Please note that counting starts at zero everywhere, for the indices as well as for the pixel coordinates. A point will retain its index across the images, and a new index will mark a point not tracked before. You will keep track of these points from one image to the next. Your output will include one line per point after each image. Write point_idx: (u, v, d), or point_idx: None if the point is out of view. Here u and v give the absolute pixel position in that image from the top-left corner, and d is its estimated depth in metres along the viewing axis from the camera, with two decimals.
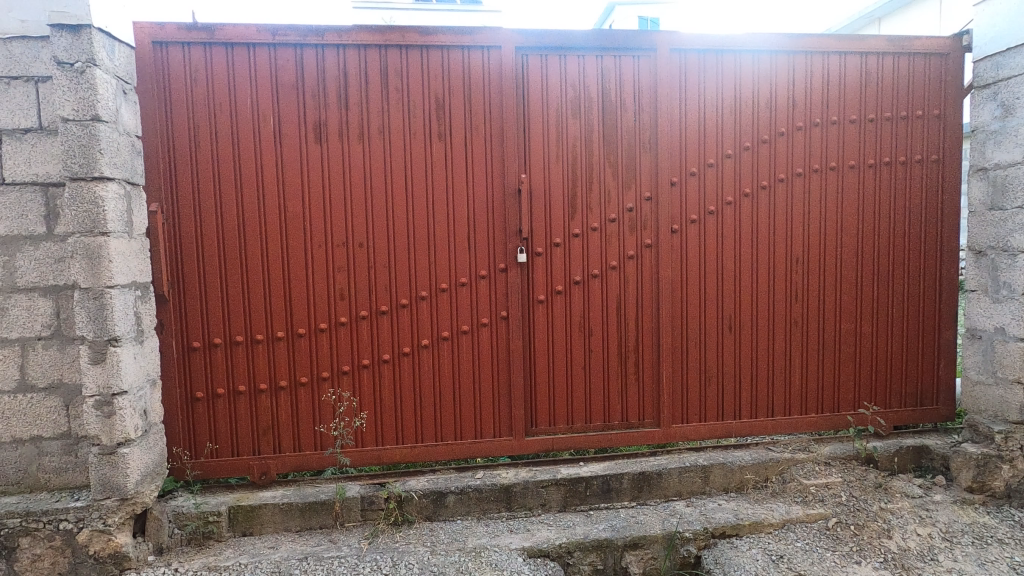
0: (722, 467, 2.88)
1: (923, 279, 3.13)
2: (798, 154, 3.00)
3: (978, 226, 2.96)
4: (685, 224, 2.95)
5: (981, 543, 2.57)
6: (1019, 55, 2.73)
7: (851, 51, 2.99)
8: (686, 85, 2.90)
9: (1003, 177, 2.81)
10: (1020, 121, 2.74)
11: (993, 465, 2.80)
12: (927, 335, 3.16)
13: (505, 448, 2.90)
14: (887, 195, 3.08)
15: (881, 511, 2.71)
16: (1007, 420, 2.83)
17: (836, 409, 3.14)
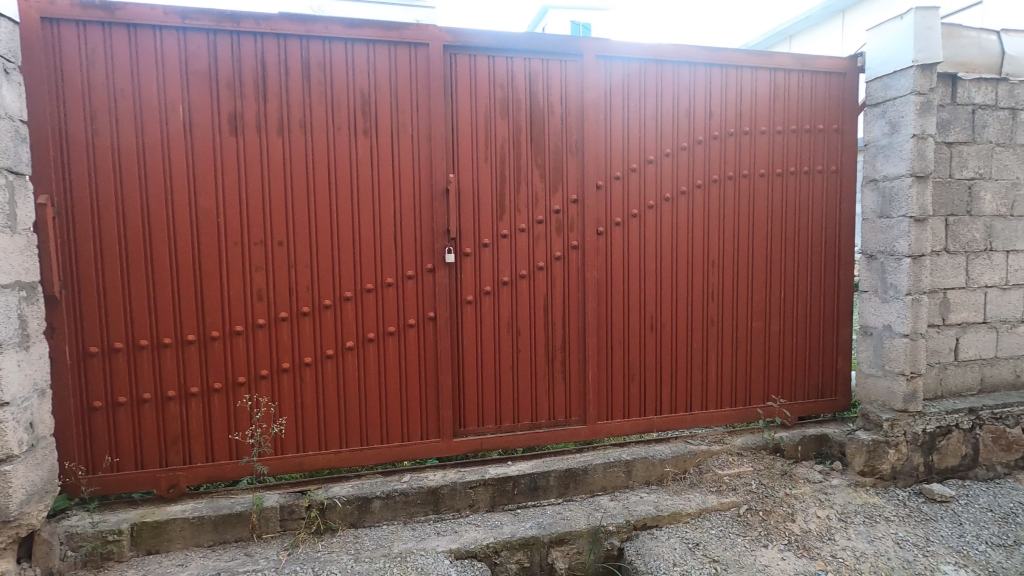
0: (644, 461, 2.99)
1: (824, 281, 3.39)
2: (714, 162, 3.16)
3: (870, 232, 3.24)
4: (610, 226, 3.04)
5: (871, 522, 2.81)
6: (904, 78, 3.01)
7: (762, 66, 3.19)
8: (612, 92, 2.99)
9: (891, 187, 3.09)
10: (904, 138, 3.02)
11: (882, 450, 3.07)
12: (827, 332, 3.43)
13: (433, 450, 2.87)
14: (792, 202, 3.30)
15: (786, 496, 2.91)
16: (894, 409, 3.11)
17: (748, 403, 3.34)
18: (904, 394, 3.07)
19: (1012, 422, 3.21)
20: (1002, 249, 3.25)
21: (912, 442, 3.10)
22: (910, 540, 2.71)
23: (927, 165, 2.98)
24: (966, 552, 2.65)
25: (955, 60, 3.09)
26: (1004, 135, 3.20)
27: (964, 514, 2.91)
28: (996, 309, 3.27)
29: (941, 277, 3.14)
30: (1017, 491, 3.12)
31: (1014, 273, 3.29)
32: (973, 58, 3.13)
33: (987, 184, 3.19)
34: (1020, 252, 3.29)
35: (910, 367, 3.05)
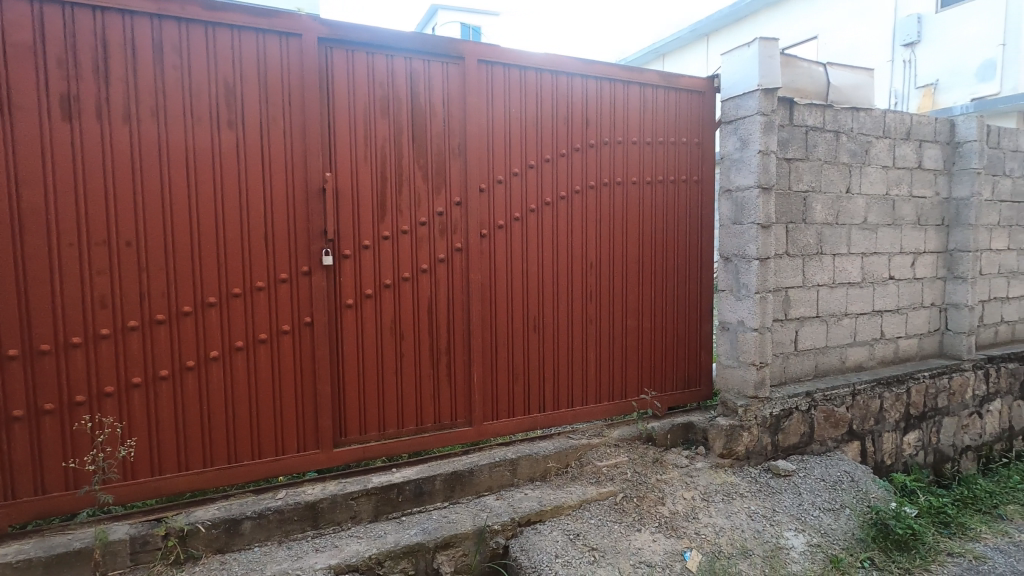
0: (528, 458, 3.06)
1: (688, 281, 3.69)
2: (591, 168, 3.33)
3: (726, 237, 3.59)
4: (493, 229, 3.08)
5: (729, 499, 3.12)
6: (751, 99, 3.37)
7: (632, 81, 3.41)
8: (494, 96, 3.03)
9: (742, 197, 3.44)
10: (752, 153, 3.38)
11: (737, 433, 3.40)
12: (691, 328, 3.74)
13: (311, 463, 2.73)
14: (660, 208, 3.56)
15: (658, 482, 3.13)
16: (747, 396, 3.47)
17: (624, 396, 3.54)
18: (755, 382, 3.43)
19: (839, 402, 3.71)
20: (830, 252, 3.76)
21: (762, 424, 3.47)
22: (760, 513, 3.06)
23: (769, 178, 3.36)
24: (804, 518, 3.08)
25: (792, 86, 3.56)
26: (830, 154, 3.70)
27: (802, 485, 3.34)
28: (825, 305, 3.77)
29: (783, 277, 3.56)
30: (843, 461, 3.62)
31: (839, 273, 3.81)
32: (806, 85, 3.63)
33: (818, 195, 3.67)
34: (843, 255, 3.82)
35: (759, 357, 3.42)
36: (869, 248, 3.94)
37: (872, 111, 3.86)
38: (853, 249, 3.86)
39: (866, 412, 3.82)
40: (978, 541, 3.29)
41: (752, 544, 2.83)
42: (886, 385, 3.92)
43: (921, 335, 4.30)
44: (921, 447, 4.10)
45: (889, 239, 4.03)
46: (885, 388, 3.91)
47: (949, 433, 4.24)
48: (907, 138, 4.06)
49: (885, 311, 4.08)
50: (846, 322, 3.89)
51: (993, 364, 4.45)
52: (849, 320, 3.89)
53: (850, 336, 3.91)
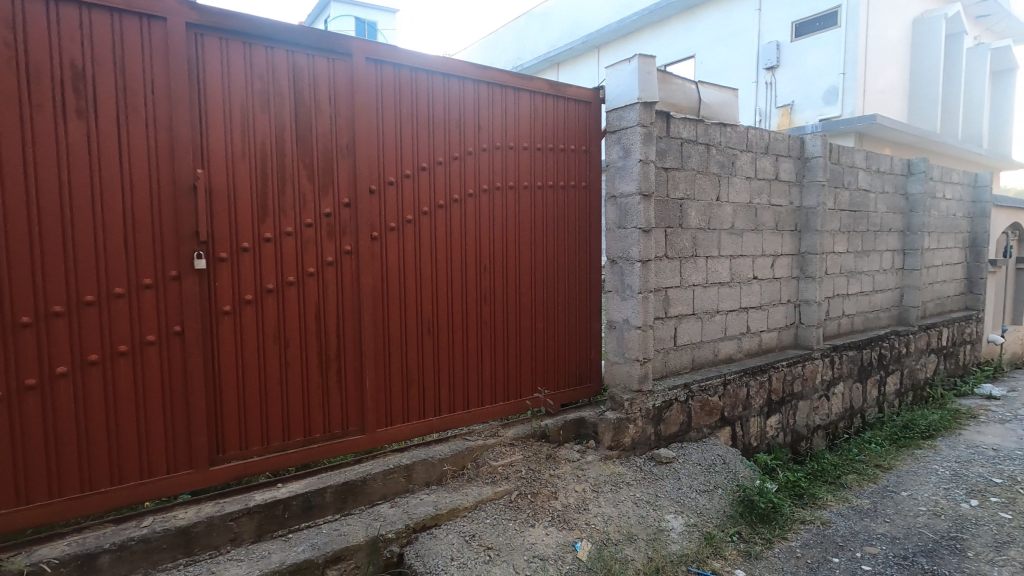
0: (424, 462, 3.03)
1: (578, 282, 3.86)
2: (483, 172, 3.37)
3: (612, 240, 3.79)
4: (385, 231, 3.02)
5: (616, 488, 3.30)
6: (632, 111, 3.59)
7: (523, 88, 3.51)
8: (384, 96, 2.98)
9: (625, 203, 3.66)
10: (633, 162, 3.60)
11: (624, 426, 3.60)
12: (581, 327, 3.90)
13: (183, 485, 2.50)
14: (550, 212, 3.69)
15: (551, 477, 3.24)
16: (632, 389, 3.68)
17: (518, 396, 3.62)
18: (639, 376, 3.66)
19: (712, 392, 4.05)
20: (703, 255, 4.10)
21: (646, 415, 3.69)
22: (644, 499, 3.27)
23: (649, 186, 3.60)
24: (683, 501, 3.36)
25: (669, 101, 3.84)
26: (702, 165, 4.04)
27: (681, 470, 3.61)
28: (700, 303, 4.11)
29: (663, 278, 3.83)
30: (716, 446, 3.97)
31: (711, 274, 4.17)
32: (680, 100, 3.94)
33: (692, 203, 3.99)
34: (714, 257, 4.18)
35: (642, 353, 3.65)
36: (736, 251, 4.34)
37: (737, 127, 4.27)
38: (722, 252, 4.24)
39: (735, 400, 4.21)
40: (825, 509, 3.75)
41: (637, 529, 3.02)
42: (752, 374, 4.34)
43: (780, 328, 4.82)
44: (781, 429, 4.59)
45: (753, 242, 4.48)
46: (751, 376, 4.33)
47: (804, 415, 4.78)
48: (766, 152, 4.53)
49: (750, 307, 4.52)
50: (718, 318, 4.26)
51: (837, 352, 5.09)
52: (720, 316, 4.27)
53: (721, 331, 4.29)
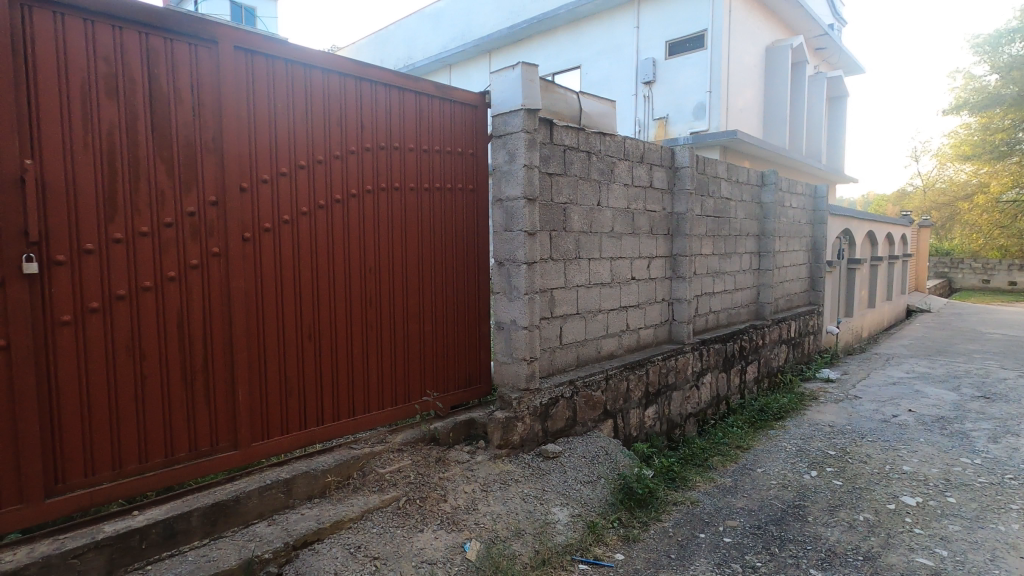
0: (305, 475, 2.88)
1: (466, 284, 3.89)
2: (367, 172, 3.28)
3: (499, 243, 3.86)
4: (258, 232, 2.83)
5: (505, 486, 3.36)
6: (517, 117, 3.68)
7: (407, 89, 3.46)
8: (256, 88, 2.79)
9: (511, 207, 3.75)
10: (518, 167, 3.70)
11: (512, 424, 3.68)
12: (470, 329, 3.93)
13: (11, 522, 2.17)
14: (437, 214, 3.67)
15: (440, 480, 3.23)
16: (520, 388, 3.77)
17: (407, 400, 3.57)
18: (526, 375, 3.76)
19: (595, 387, 4.26)
20: (586, 257, 4.31)
21: (534, 413, 3.80)
22: (532, 494, 3.37)
23: (534, 190, 3.71)
24: (568, 493, 3.51)
25: (551, 109, 3.99)
26: (583, 171, 4.24)
27: (567, 463, 3.77)
28: (583, 303, 4.31)
29: (548, 279, 3.97)
30: (599, 438, 4.18)
31: (593, 275, 4.39)
32: (562, 109, 4.10)
33: (574, 207, 4.18)
34: (596, 259, 4.40)
35: (529, 352, 3.76)
36: (615, 253, 4.61)
37: (615, 137, 4.53)
38: (603, 254, 4.48)
39: (616, 393, 4.46)
40: (695, 489, 4.10)
41: (525, 524, 3.11)
42: (631, 369, 4.63)
43: (656, 325, 5.18)
44: (658, 419, 4.93)
45: (631, 245, 4.78)
46: (630, 371, 4.61)
47: (677, 405, 5.18)
48: (641, 161, 4.85)
49: (629, 306, 4.82)
50: (600, 317, 4.49)
51: (705, 346, 5.58)
52: (602, 315, 4.51)
53: (603, 329, 4.53)
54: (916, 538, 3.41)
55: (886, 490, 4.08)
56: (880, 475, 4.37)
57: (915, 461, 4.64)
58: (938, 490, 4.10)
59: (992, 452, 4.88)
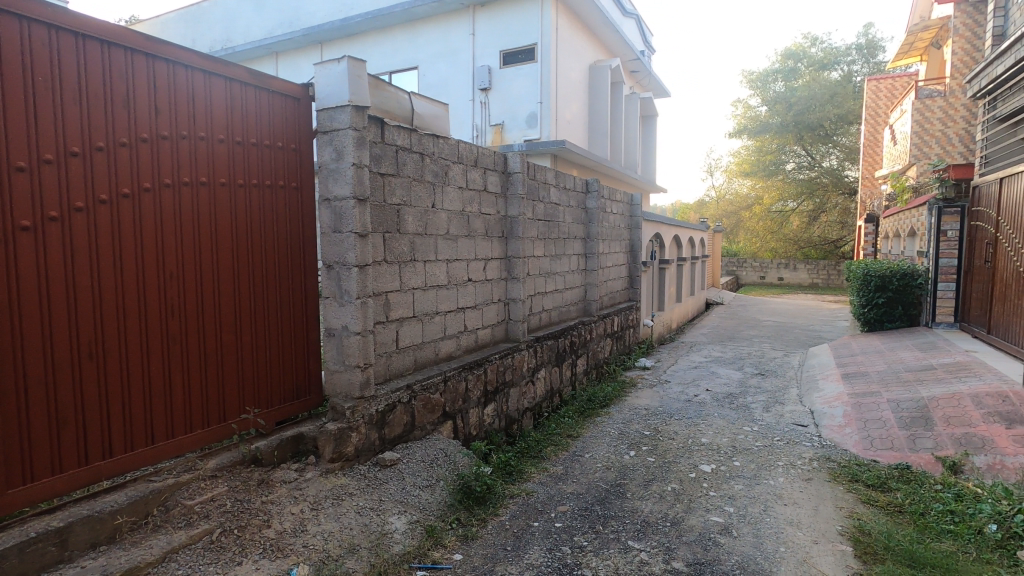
0: (86, 520, 2.42)
1: (291, 289, 3.61)
2: (164, 164, 2.87)
3: (327, 244, 3.65)
4: (12, 232, 2.30)
5: (338, 501, 3.19)
6: (343, 113, 3.51)
7: (214, 72, 3.11)
8: (5, 55, 2.27)
9: (340, 207, 3.57)
10: (346, 165, 3.53)
11: (346, 435, 3.49)
12: (297, 337, 3.66)
13: None
14: (254, 213, 3.35)
15: (263, 504, 2.95)
16: (353, 397, 3.60)
17: (221, 420, 3.19)
18: (360, 383, 3.60)
19: (434, 389, 4.24)
20: (421, 259, 4.27)
21: (369, 421, 3.66)
22: (367, 506, 3.24)
23: (364, 190, 3.58)
24: (406, 500, 3.45)
25: (381, 107, 3.88)
26: (417, 173, 4.20)
27: (405, 470, 3.70)
28: (420, 305, 4.27)
29: (381, 282, 3.86)
30: (439, 440, 4.18)
31: (430, 277, 4.37)
32: (393, 108, 4.02)
33: (408, 208, 4.12)
34: (431, 261, 4.39)
35: (362, 359, 3.61)
36: (451, 255, 4.64)
37: (448, 139, 4.56)
38: (439, 256, 4.48)
39: (455, 394, 4.49)
40: (530, 480, 4.30)
41: (359, 539, 2.98)
42: (469, 369, 4.69)
43: (493, 325, 5.33)
44: (497, 416, 5.07)
45: (466, 247, 4.85)
46: (468, 371, 4.67)
47: (515, 400, 5.38)
48: (475, 165, 4.94)
49: (466, 307, 4.89)
50: (437, 319, 4.49)
51: (539, 342, 5.88)
52: (439, 317, 4.51)
53: (440, 331, 4.54)
54: (711, 500, 3.96)
55: (689, 461, 4.68)
56: (685, 448, 5.00)
57: (711, 434, 5.39)
58: (727, 456, 4.81)
59: (766, 419, 5.87)
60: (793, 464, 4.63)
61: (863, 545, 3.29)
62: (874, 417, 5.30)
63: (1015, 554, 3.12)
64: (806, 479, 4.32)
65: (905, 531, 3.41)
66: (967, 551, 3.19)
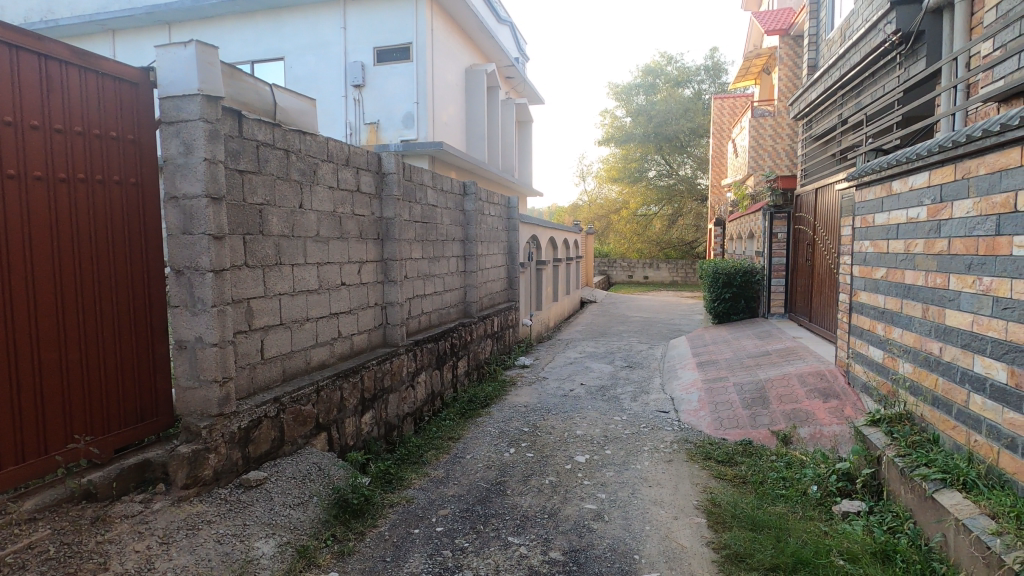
0: None
1: (131, 298, 3.19)
2: None
3: (175, 247, 3.28)
4: None
5: (193, 531, 2.88)
6: (192, 103, 3.19)
7: (23, 47, 2.66)
8: None
9: (190, 206, 3.23)
10: (197, 161, 3.21)
11: (202, 457, 3.16)
12: (140, 352, 3.25)
13: None
14: (81, 212, 2.92)
15: (98, 545, 2.58)
16: (211, 415, 3.28)
17: (42, 453, 2.73)
18: (218, 399, 3.29)
19: (305, 401, 3.99)
20: (288, 262, 4.01)
21: (230, 440, 3.35)
22: (229, 533, 2.97)
23: (219, 188, 3.28)
24: (275, 521, 3.22)
25: (238, 99, 3.58)
26: (281, 170, 3.93)
27: (273, 489, 3.45)
28: (287, 312, 4.01)
29: (242, 288, 3.56)
30: (312, 454, 3.95)
31: (298, 282, 4.12)
32: (252, 100, 3.73)
33: (272, 208, 3.84)
34: (300, 264, 4.14)
35: (221, 373, 3.30)
36: (322, 258, 4.41)
37: (316, 136, 4.32)
38: (308, 259, 4.24)
39: (329, 404, 4.27)
40: (410, 487, 4.22)
41: (220, 570, 2.72)
42: (344, 377, 4.48)
43: (369, 329, 5.15)
44: (375, 424, 4.90)
45: (339, 250, 4.64)
46: (343, 379, 4.47)
47: (394, 406, 5.23)
48: (347, 164, 4.74)
49: (340, 312, 4.67)
50: (307, 326, 4.25)
51: (418, 346, 5.78)
52: (310, 324, 4.27)
53: (311, 338, 4.29)
54: (585, 488, 4.17)
55: (565, 453, 4.89)
56: (561, 441, 5.21)
57: (585, 426, 5.67)
58: (599, 446, 5.10)
59: (633, 408, 6.31)
60: (657, 448, 5.03)
61: (715, 515, 3.66)
62: (723, 399, 5.94)
63: (831, 508, 3.66)
64: (667, 460, 4.71)
65: (748, 499, 3.85)
66: (796, 511, 3.67)
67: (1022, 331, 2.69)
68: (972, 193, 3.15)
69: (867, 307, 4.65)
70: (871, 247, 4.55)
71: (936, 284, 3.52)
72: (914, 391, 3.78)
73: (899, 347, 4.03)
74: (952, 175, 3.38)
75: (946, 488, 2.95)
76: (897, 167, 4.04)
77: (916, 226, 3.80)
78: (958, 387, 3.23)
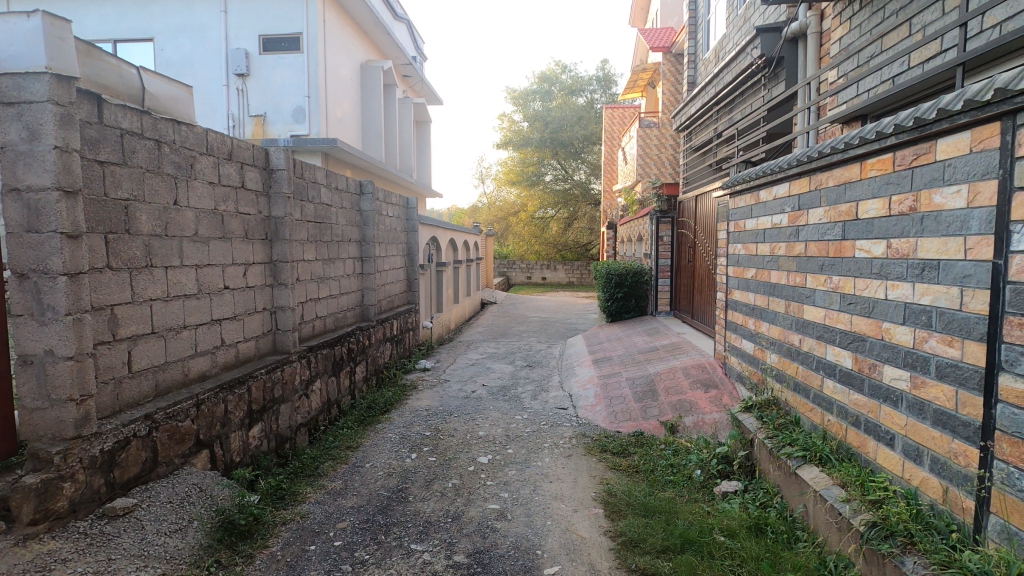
0: None
1: None
2: None
3: (17, 247, 2.85)
4: None
5: (44, 572, 2.51)
6: (38, 82, 2.78)
7: None
8: None
9: (36, 200, 2.82)
10: (46, 148, 2.81)
11: (55, 487, 2.76)
12: None
13: None
14: None
15: None
16: (65, 438, 2.88)
17: None
18: (74, 420, 2.89)
19: (182, 417, 3.62)
20: (160, 265, 3.64)
21: (90, 465, 2.96)
22: (90, 571, 2.63)
23: (73, 181, 2.89)
24: (146, 553, 2.89)
25: (95, 80, 3.19)
26: (150, 163, 3.55)
27: (144, 517, 3.10)
28: (160, 319, 3.63)
29: (103, 294, 3.17)
30: (191, 474, 3.60)
31: (173, 286, 3.75)
32: (114, 83, 3.33)
33: (139, 205, 3.45)
34: (175, 266, 3.77)
35: (77, 391, 2.91)
36: (201, 260, 4.05)
37: (193, 126, 3.96)
38: (185, 261, 3.87)
39: (211, 418, 3.92)
40: (305, 502, 3.99)
41: None
42: (229, 388, 4.14)
43: (257, 336, 4.81)
44: (264, 437, 4.57)
45: (221, 251, 4.28)
46: (227, 391, 4.12)
47: (286, 417, 4.92)
48: (229, 159, 4.39)
49: (223, 318, 4.31)
50: (185, 334, 3.88)
51: (312, 352, 5.49)
52: (187, 332, 3.90)
53: (189, 347, 3.92)
54: (488, 489, 4.20)
55: (467, 455, 4.88)
56: (464, 444, 5.20)
57: (487, 426, 5.70)
58: (501, 445, 5.15)
59: (533, 407, 6.44)
60: (557, 444, 5.18)
61: (611, 504, 3.83)
62: (617, 394, 6.27)
63: (713, 490, 3.98)
64: (567, 455, 4.87)
65: (640, 487, 4.08)
66: (683, 495, 3.96)
67: (863, 322, 3.10)
68: (824, 202, 3.57)
69: (740, 304, 5.12)
70: (743, 249, 5.01)
71: (796, 283, 3.95)
72: (780, 378, 4.22)
73: (767, 339, 4.48)
74: (807, 186, 3.81)
75: (806, 464, 3.32)
76: (763, 178, 4.48)
77: (779, 231, 4.24)
78: (814, 374, 3.65)
